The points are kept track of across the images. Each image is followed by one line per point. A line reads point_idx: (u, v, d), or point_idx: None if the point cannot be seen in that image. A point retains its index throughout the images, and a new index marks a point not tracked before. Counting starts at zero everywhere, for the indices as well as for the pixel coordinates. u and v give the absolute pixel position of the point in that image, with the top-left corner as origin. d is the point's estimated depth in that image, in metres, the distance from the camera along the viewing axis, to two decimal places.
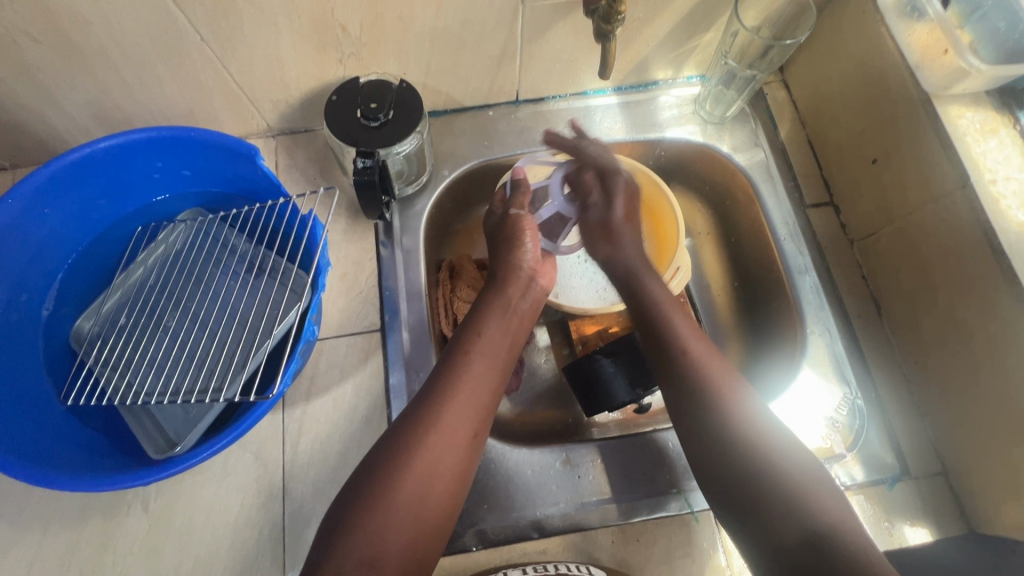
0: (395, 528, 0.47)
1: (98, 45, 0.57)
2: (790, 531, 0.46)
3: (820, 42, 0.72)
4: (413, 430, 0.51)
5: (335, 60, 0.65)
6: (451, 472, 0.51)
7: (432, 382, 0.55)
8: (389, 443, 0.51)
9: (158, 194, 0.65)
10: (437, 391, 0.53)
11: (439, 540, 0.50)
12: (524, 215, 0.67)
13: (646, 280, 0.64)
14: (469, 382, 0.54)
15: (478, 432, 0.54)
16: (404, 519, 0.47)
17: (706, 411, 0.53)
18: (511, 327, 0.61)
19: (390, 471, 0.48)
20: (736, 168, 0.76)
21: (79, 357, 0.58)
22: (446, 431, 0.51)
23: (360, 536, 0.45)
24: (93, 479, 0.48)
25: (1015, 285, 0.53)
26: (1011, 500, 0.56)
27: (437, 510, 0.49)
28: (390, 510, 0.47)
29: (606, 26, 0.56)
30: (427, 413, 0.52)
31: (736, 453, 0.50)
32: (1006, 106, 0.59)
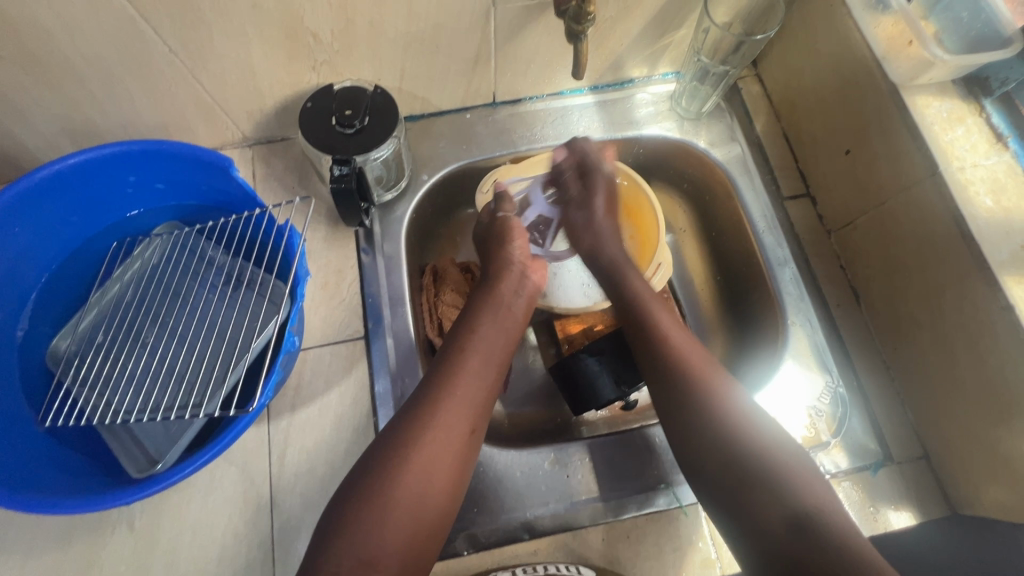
0: (394, 524, 0.47)
1: (64, 59, 0.56)
2: (780, 524, 0.47)
3: (789, 36, 0.73)
4: (408, 426, 0.51)
5: (307, 68, 0.64)
6: (449, 468, 0.51)
7: (428, 377, 0.55)
8: (384, 441, 0.51)
9: (132, 209, 0.64)
10: (434, 388, 0.54)
11: (437, 538, 0.50)
12: (512, 221, 0.69)
13: (628, 274, 0.67)
14: (464, 377, 0.55)
15: (475, 427, 0.54)
16: (402, 514, 0.48)
17: (685, 396, 0.55)
18: (505, 324, 0.61)
19: (384, 468, 0.49)
20: (714, 163, 0.76)
21: (57, 377, 0.57)
22: (442, 426, 0.52)
23: (356, 535, 0.46)
24: (74, 501, 0.48)
25: (986, 270, 0.54)
26: (990, 480, 0.58)
27: (435, 507, 0.50)
28: (389, 506, 0.47)
29: (578, 27, 0.56)
30: (424, 411, 0.52)
31: (722, 431, 0.52)
32: (971, 94, 0.60)
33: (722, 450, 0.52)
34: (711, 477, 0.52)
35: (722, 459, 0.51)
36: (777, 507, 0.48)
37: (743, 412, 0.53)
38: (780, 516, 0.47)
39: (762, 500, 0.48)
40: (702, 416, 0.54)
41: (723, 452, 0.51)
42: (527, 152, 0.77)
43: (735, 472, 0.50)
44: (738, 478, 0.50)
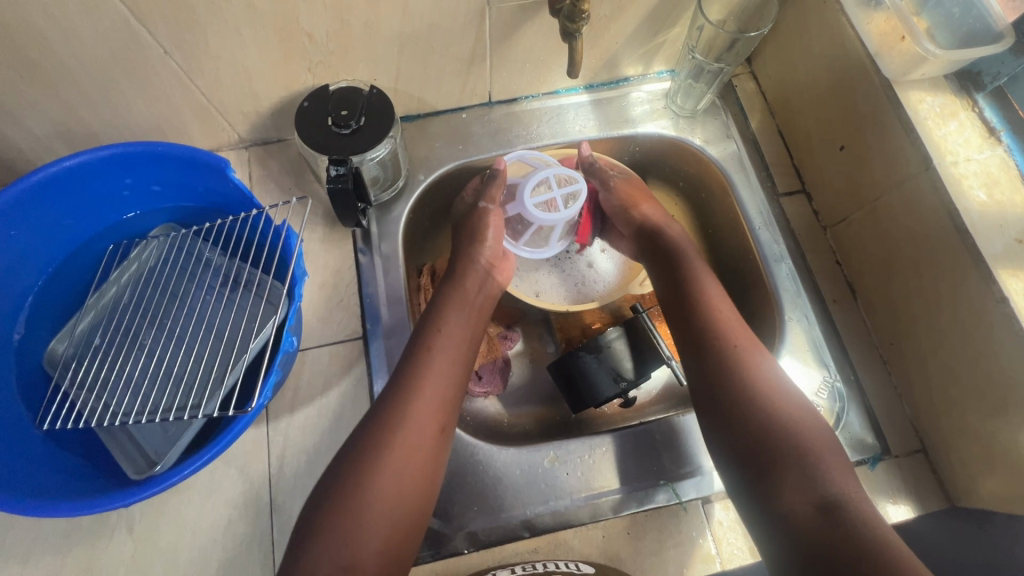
0: (373, 527, 0.48)
1: (59, 62, 0.56)
2: (807, 503, 0.47)
3: (782, 33, 0.74)
4: (378, 429, 0.52)
5: (303, 69, 0.64)
6: (422, 467, 0.52)
7: (395, 380, 0.55)
8: (355, 443, 0.52)
9: (128, 211, 0.64)
10: (400, 388, 0.54)
11: (414, 539, 0.51)
12: (487, 206, 0.69)
13: (686, 253, 0.66)
14: (430, 375, 0.55)
15: (444, 427, 0.55)
16: (379, 517, 0.48)
17: (720, 365, 0.56)
18: (470, 320, 0.62)
19: (357, 470, 0.50)
20: (709, 161, 0.77)
21: (55, 380, 0.57)
22: (413, 427, 0.52)
23: (334, 540, 0.46)
24: (74, 504, 0.48)
25: (980, 263, 0.54)
26: (988, 472, 0.58)
27: (410, 506, 0.50)
28: (364, 510, 0.48)
29: (572, 25, 0.56)
30: (392, 412, 0.53)
31: (761, 407, 0.53)
32: (963, 89, 0.61)
33: (759, 429, 0.52)
34: (732, 444, 0.53)
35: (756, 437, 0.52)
36: (795, 479, 0.49)
37: (780, 388, 0.54)
38: (801, 491, 0.48)
39: (790, 478, 0.49)
40: (732, 380, 0.55)
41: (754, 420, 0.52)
42: (522, 151, 0.77)
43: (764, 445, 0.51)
44: (767, 458, 0.50)
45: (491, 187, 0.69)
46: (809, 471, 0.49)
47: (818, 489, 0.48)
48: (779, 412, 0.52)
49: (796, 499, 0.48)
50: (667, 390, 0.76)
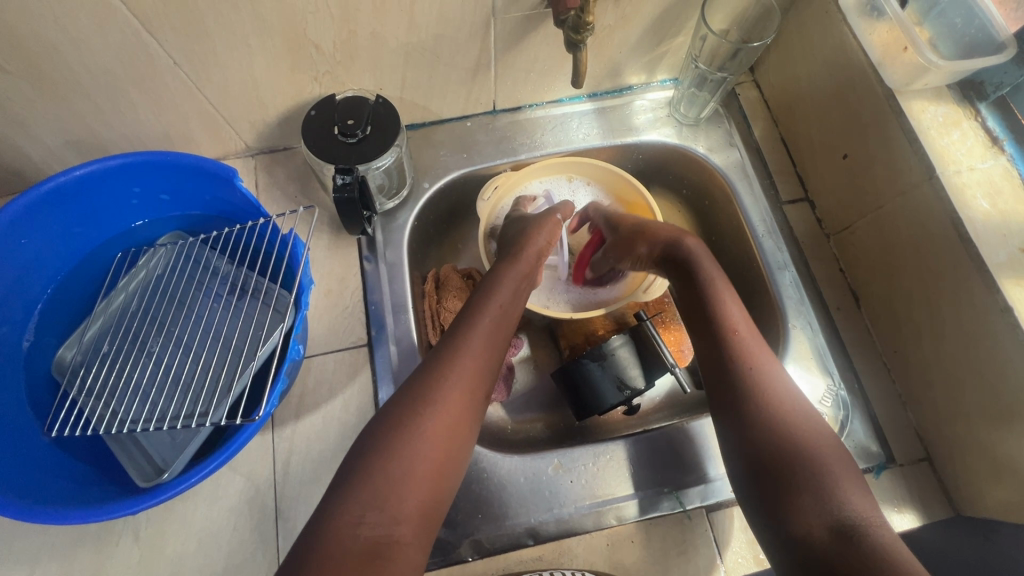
0: (420, 475, 0.48)
1: (70, 73, 0.56)
2: (823, 526, 0.46)
3: (785, 42, 0.74)
4: (429, 381, 0.52)
5: (310, 78, 0.65)
6: (465, 428, 0.52)
7: (444, 343, 0.56)
8: (403, 397, 0.52)
9: (136, 220, 0.64)
10: (448, 352, 0.55)
11: (445, 502, 0.50)
12: (557, 216, 0.69)
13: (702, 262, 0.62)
14: (479, 342, 0.56)
15: (485, 391, 0.56)
16: (426, 467, 0.48)
17: (732, 387, 0.55)
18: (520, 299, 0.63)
19: (409, 419, 0.50)
20: (713, 168, 0.77)
21: (63, 387, 0.58)
22: (461, 384, 0.53)
23: (383, 486, 0.46)
24: (82, 511, 0.48)
25: (984, 271, 0.54)
26: (993, 482, 0.58)
27: (448, 466, 0.50)
28: (413, 458, 0.48)
29: (577, 37, 0.57)
30: (439, 372, 0.53)
31: (787, 431, 0.51)
32: (966, 99, 0.61)
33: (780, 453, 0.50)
34: (749, 465, 0.52)
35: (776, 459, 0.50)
36: (811, 501, 0.47)
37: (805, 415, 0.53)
38: (816, 516, 0.46)
39: (807, 501, 0.47)
40: (745, 400, 0.54)
41: (770, 442, 0.51)
42: (526, 159, 0.78)
43: (779, 468, 0.50)
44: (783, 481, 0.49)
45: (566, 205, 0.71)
46: (824, 495, 0.47)
47: (833, 514, 0.46)
48: (799, 438, 0.51)
49: (811, 522, 0.46)
50: (671, 396, 0.76)
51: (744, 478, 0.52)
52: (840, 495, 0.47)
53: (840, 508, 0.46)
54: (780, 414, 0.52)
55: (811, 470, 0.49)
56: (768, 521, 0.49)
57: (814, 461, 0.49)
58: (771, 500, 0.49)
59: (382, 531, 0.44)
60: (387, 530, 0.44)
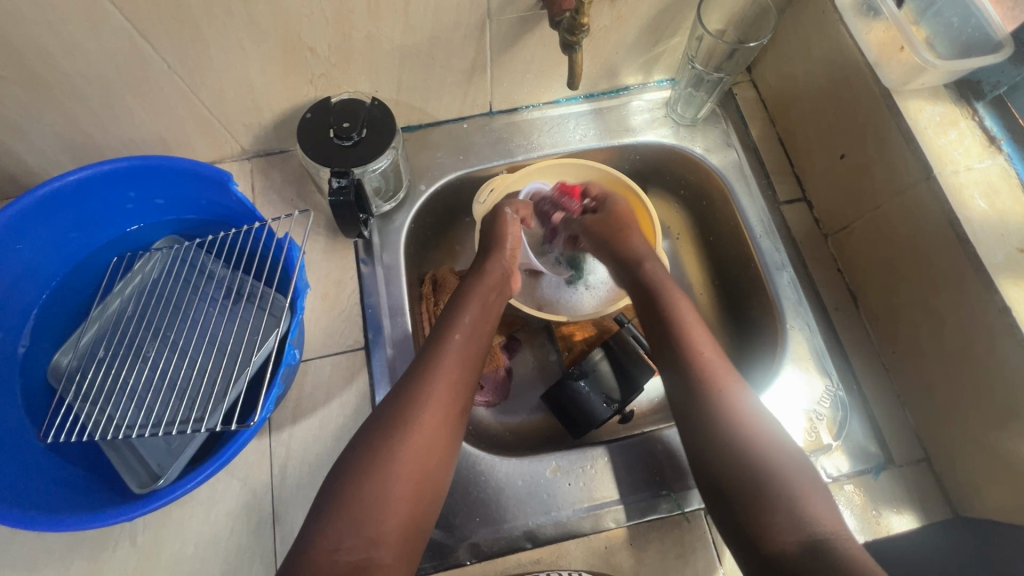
0: (396, 499, 0.49)
1: (64, 77, 0.56)
2: (795, 541, 0.47)
3: (782, 42, 0.74)
4: (404, 406, 0.53)
5: (305, 81, 0.65)
6: (442, 447, 0.53)
7: (416, 366, 0.57)
8: (376, 423, 0.53)
9: (131, 224, 0.64)
10: (419, 373, 0.56)
11: (430, 517, 0.52)
12: (507, 214, 0.71)
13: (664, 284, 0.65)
14: (449, 362, 0.57)
15: (462, 410, 0.56)
16: (401, 492, 0.50)
17: (697, 411, 0.55)
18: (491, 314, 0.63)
19: (384, 443, 0.51)
20: (710, 169, 0.77)
21: (58, 393, 0.57)
22: (435, 406, 0.54)
23: (358, 512, 0.48)
24: (78, 518, 0.48)
25: (982, 272, 0.54)
26: (991, 482, 0.58)
27: (430, 485, 0.52)
28: (388, 485, 0.49)
29: (572, 38, 0.57)
30: (412, 395, 0.54)
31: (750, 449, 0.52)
32: (963, 98, 0.60)
33: (748, 474, 0.51)
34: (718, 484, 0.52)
35: (743, 481, 0.50)
36: (781, 514, 0.48)
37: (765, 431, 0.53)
38: (788, 530, 0.47)
39: (778, 518, 0.48)
40: (711, 421, 0.54)
41: (739, 458, 0.51)
42: (522, 160, 0.78)
43: (750, 484, 0.50)
44: (750, 498, 0.50)
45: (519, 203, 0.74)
46: (795, 508, 0.48)
47: (804, 529, 0.47)
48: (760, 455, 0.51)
49: (783, 536, 0.47)
50: None
51: (710, 490, 0.53)
52: (807, 506, 0.48)
53: (807, 521, 0.48)
54: (749, 431, 0.53)
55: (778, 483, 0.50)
56: (737, 535, 0.50)
57: (779, 474, 0.50)
58: (738, 515, 0.50)
59: (360, 555, 0.46)
60: (366, 554, 0.47)
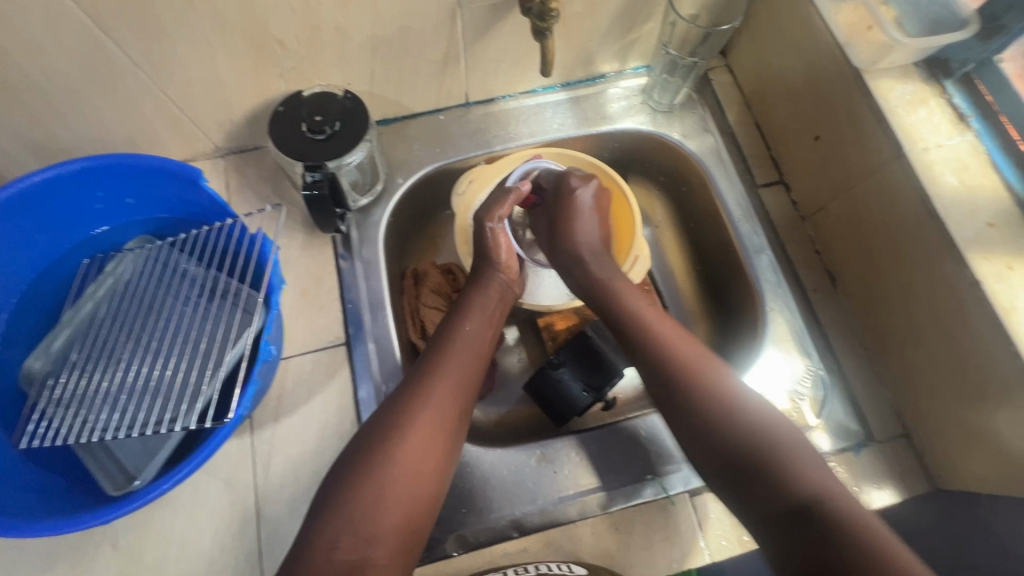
0: (394, 497, 0.49)
1: (24, 76, 0.55)
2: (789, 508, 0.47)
3: (755, 25, 0.74)
4: (405, 404, 0.54)
5: (276, 75, 0.64)
6: (442, 447, 0.53)
7: (416, 371, 0.57)
8: (374, 426, 0.53)
9: (100, 225, 0.63)
10: (423, 374, 0.56)
11: (432, 515, 0.52)
12: (490, 224, 0.67)
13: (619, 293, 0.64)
14: (453, 364, 0.57)
15: (464, 412, 0.56)
16: (399, 494, 0.50)
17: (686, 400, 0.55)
18: (493, 318, 0.64)
19: (384, 440, 0.51)
20: (688, 154, 0.77)
21: (32, 399, 0.56)
22: (437, 405, 0.54)
23: (354, 513, 0.48)
24: (51, 522, 0.47)
25: (953, 248, 0.54)
26: (969, 455, 0.58)
27: (432, 483, 0.52)
28: (385, 485, 0.49)
29: (542, 24, 0.57)
30: (414, 396, 0.54)
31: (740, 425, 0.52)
32: (932, 76, 0.61)
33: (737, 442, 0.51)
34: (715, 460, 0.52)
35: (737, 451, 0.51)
36: (770, 485, 0.49)
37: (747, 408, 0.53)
38: (781, 495, 0.48)
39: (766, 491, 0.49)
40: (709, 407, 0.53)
41: (729, 434, 0.52)
42: (500, 151, 0.77)
43: (727, 441, 0.52)
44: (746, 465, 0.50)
45: (495, 207, 0.68)
46: (773, 458, 0.50)
47: (796, 494, 0.48)
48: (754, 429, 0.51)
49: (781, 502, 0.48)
50: None
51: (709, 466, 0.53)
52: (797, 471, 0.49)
53: (797, 487, 0.48)
54: (717, 393, 0.54)
55: (750, 438, 0.51)
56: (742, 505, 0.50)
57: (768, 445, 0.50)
58: (735, 481, 0.51)
59: (357, 554, 0.46)
60: (362, 553, 0.47)
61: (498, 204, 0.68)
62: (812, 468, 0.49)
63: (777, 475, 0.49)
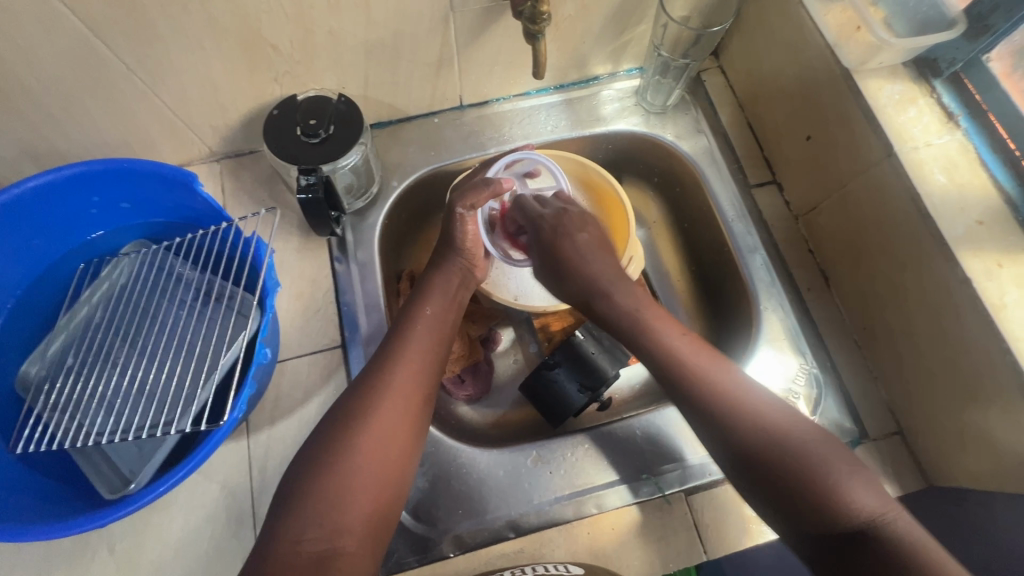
0: (360, 487, 0.49)
1: (20, 83, 0.55)
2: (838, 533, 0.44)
3: (746, 26, 0.75)
4: (367, 394, 0.54)
5: (270, 80, 0.64)
6: (405, 433, 0.53)
7: (376, 359, 0.57)
8: (335, 417, 0.53)
9: (96, 230, 0.63)
10: (384, 362, 0.56)
11: (398, 502, 0.52)
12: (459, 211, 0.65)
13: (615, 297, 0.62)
14: (412, 351, 0.57)
15: (427, 396, 0.57)
16: (364, 482, 0.50)
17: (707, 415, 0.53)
18: (452, 304, 0.64)
19: (347, 431, 0.51)
20: (681, 155, 0.77)
21: (27, 404, 0.56)
22: (397, 391, 0.54)
23: (320, 504, 0.47)
24: (48, 527, 0.47)
25: (943, 246, 0.55)
26: (963, 452, 0.59)
27: (396, 470, 0.52)
28: (349, 473, 0.49)
29: (534, 27, 0.57)
30: (374, 384, 0.54)
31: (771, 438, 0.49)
32: (921, 76, 0.62)
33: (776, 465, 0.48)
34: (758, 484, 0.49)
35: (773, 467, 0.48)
36: (820, 511, 0.45)
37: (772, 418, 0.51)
38: (836, 521, 0.45)
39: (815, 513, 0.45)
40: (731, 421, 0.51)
41: (771, 459, 0.49)
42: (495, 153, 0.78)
43: (756, 457, 0.49)
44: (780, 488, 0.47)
45: (473, 193, 0.64)
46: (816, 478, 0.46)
47: (847, 520, 0.44)
48: (780, 445, 0.49)
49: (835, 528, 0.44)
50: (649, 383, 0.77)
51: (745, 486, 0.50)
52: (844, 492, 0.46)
53: (844, 514, 0.45)
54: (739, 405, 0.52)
55: (782, 452, 0.48)
56: (786, 528, 0.48)
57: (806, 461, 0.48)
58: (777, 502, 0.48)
59: (323, 546, 0.46)
60: (329, 544, 0.46)
61: (473, 191, 0.65)
62: (860, 489, 0.46)
63: (823, 500, 0.45)
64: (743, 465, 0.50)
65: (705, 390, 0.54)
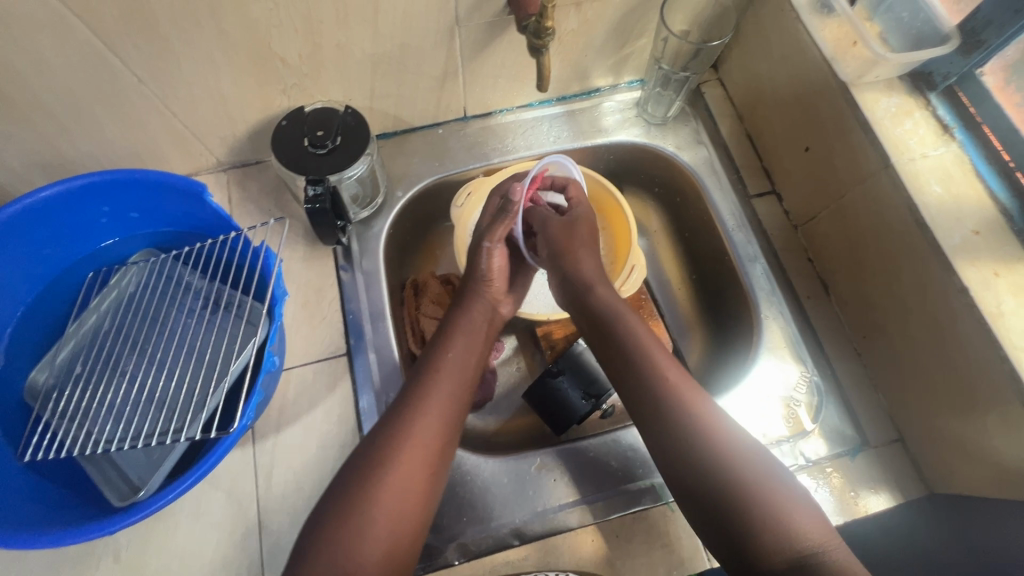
0: (376, 537, 0.49)
1: (33, 96, 0.56)
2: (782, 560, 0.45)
3: (744, 39, 0.76)
4: (388, 439, 0.53)
5: (278, 91, 0.65)
6: (425, 480, 0.53)
7: (400, 401, 0.57)
8: (356, 461, 0.53)
9: (106, 238, 0.64)
10: (407, 405, 0.56)
11: (415, 549, 0.52)
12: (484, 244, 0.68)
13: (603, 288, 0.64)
14: (439, 393, 0.57)
15: (449, 440, 0.56)
16: (381, 531, 0.49)
17: (670, 423, 0.52)
18: (477, 342, 0.63)
19: (366, 480, 0.51)
20: (682, 166, 0.79)
21: (36, 411, 0.57)
22: (421, 438, 0.54)
23: (334, 553, 0.47)
24: (57, 534, 0.47)
25: (939, 254, 0.56)
26: (962, 459, 0.59)
27: (414, 517, 0.52)
28: (368, 523, 0.49)
29: (539, 42, 0.58)
30: (396, 428, 0.54)
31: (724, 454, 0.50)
32: (917, 89, 0.63)
33: (723, 482, 0.49)
34: (705, 510, 0.49)
35: (721, 484, 0.49)
36: (769, 536, 0.46)
37: (732, 436, 0.51)
38: (775, 551, 0.46)
39: (767, 539, 0.46)
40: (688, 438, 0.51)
41: (729, 486, 0.49)
42: (499, 164, 0.79)
43: (710, 474, 0.49)
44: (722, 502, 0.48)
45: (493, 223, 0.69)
46: (771, 502, 0.47)
47: (792, 547, 0.46)
48: (737, 462, 0.50)
49: (773, 557, 0.45)
50: None
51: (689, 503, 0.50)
52: (790, 522, 0.47)
53: (800, 536, 0.46)
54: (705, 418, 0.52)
55: (736, 475, 0.49)
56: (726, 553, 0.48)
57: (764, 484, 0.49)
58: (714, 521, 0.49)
59: None
60: None
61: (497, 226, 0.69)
62: (812, 515, 0.47)
63: (773, 524, 0.46)
64: (694, 482, 0.50)
65: (663, 397, 0.54)
